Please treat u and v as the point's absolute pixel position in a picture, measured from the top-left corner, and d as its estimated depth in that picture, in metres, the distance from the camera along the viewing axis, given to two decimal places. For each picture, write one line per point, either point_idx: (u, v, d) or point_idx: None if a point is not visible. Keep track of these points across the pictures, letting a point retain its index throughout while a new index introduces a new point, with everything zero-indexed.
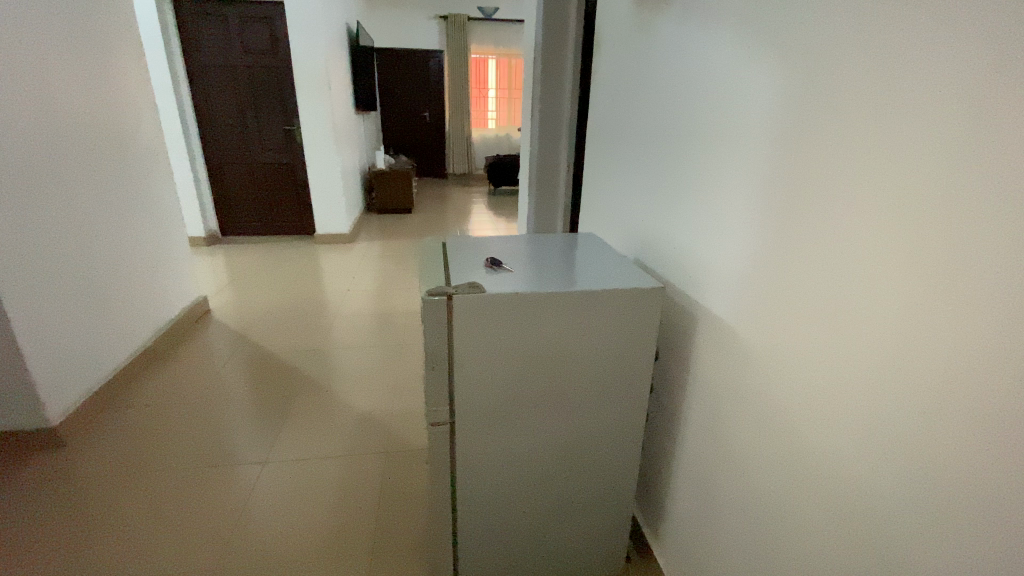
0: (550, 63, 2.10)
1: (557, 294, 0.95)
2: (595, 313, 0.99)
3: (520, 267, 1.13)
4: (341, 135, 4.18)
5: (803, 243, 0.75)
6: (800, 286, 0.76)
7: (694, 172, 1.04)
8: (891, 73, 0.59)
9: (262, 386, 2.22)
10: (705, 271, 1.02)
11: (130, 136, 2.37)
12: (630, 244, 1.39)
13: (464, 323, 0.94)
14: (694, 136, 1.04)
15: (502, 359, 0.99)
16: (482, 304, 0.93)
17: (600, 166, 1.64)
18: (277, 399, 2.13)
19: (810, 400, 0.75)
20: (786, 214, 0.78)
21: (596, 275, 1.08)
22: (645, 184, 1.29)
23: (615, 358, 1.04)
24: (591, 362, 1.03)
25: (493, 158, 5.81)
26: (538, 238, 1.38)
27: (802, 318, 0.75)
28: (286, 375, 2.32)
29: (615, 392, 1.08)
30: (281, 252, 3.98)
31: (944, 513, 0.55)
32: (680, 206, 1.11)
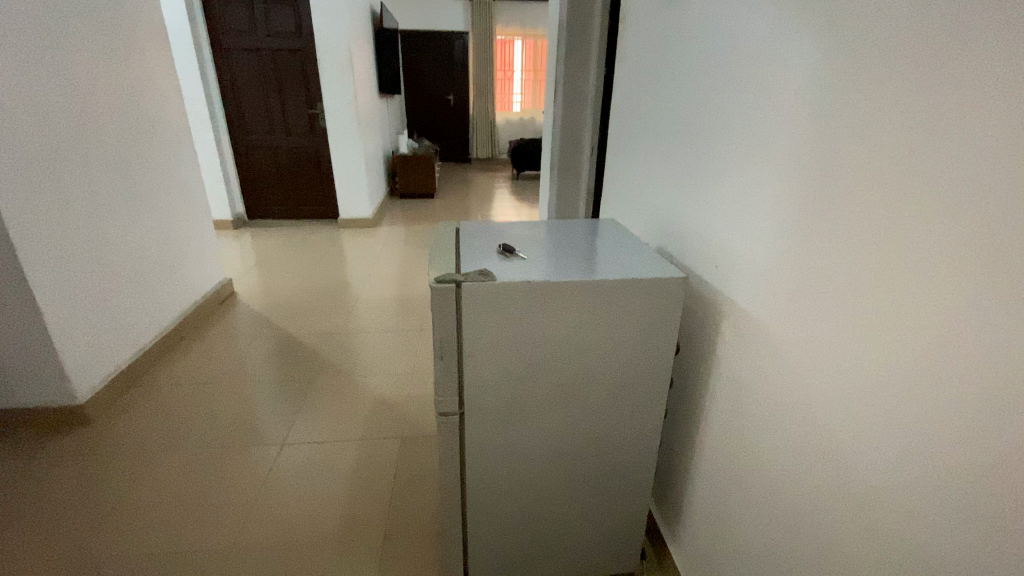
0: (573, 45, 2.02)
1: (571, 283, 0.90)
2: (611, 305, 0.93)
3: (535, 254, 1.08)
4: (364, 119, 4.16)
5: (831, 234, 0.68)
6: (831, 279, 0.69)
7: (720, 155, 0.97)
8: (936, 40, 0.52)
9: (283, 369, 2.24)
10: (731, 261, 0.95)
11: (155, 119, 2.40)
12: (653, 233, 1.33)
13: (473, 312, 0.90)
14: (720, 115, 0.96)
15: (513, 349, 0.95)
16: (492, 293, 0.89)
17: (623, 149, 1.56)
18: (297, 381, 2.15)
19: (834, 406, 0.68)
20: (815, 200, 0.71)
21: (613, 263, 1.02)
22: (669, 169, 1.22)
23: (633, 351, 0.99)
24: (606, 354, 0.99)
25: (517, 142, 5.72)
26: (556, 224, 1.32)
27: (828, 316, 0.69)
28: (307, 357, 2.34)
29: (633, 386, 1.03)
30: (305, 236, 4.01)
31: (980, 538, 0.49)
32: (705, 193, 1.03)
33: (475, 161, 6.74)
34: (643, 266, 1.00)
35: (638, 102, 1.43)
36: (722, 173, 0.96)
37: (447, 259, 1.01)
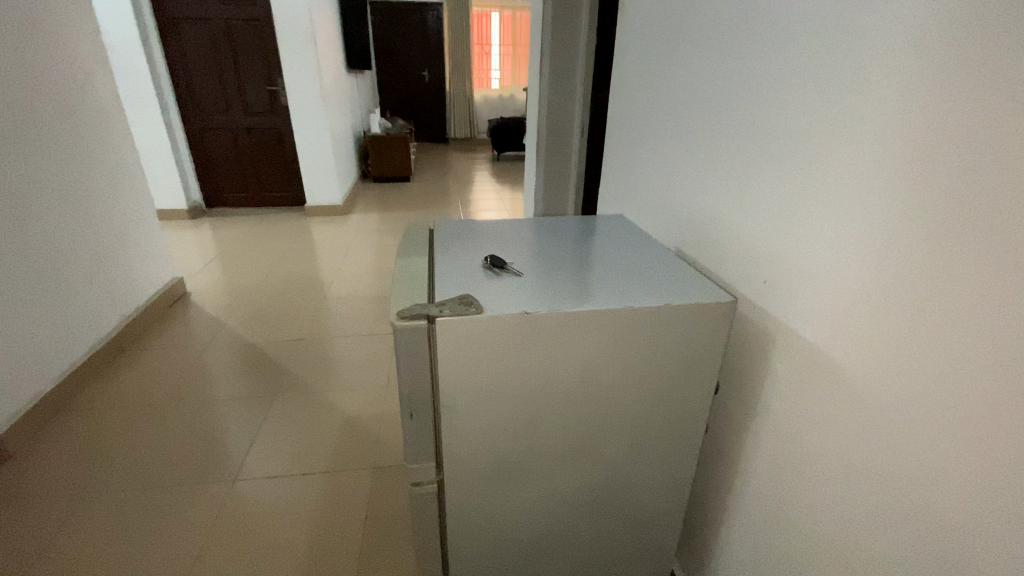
0: (559, 37, 1.78)
1: (586, 313, 0.66)
2: (638, 340, 0.70)
3: (530, 265, 0.83)
4: (331, 96, 3.81)
5: (1012, 258, 0.45)
6: (1018, 332, 0.45)
7: (775, 136, 0.73)
8: None
9: (240, 385, 1.98)
10: (793, 275, 0.72)
11: (78, 97, 2.05)
12: (668, 230, 1.09)
13: (451, 356, 0.66)
14: (776, 82, 0.72)
15: (508, 400, 0.71)
16: (477, 329, 0.64)
17: (625, 128, 1.31)
18: (255, 399, 1.90)
19: (1008, 509, 0.47)
20: (972, 206, 0.48)
21: (635, 278, 0.78)
22: (690, 153, 0.98)
23: (664, 394, 0.76)
24: (629, 400, 0.75)
25: (496, 120, 5.40)
26: (550, 222, 1.07)
27: (1001, 378, 0.47)
28: (267, 369, 2.08)
29: (661, 436, 0.80)
30: (269, 226, 3.68)
31: None
32: (750, 185, 0.80)
33: (453, 141, 6.39)
34: (672, 282, 0.76)
35: (645, 69, 1.17)
36: (778, 160, 0.73)
37: (417, 278, 0.76)
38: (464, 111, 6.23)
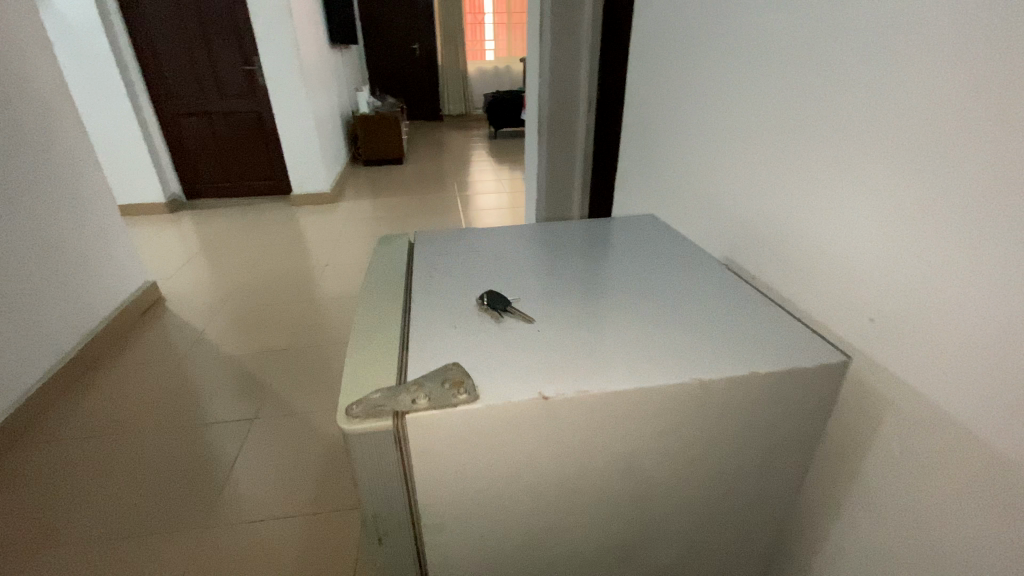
0: None
1: (624, 393, 0.44)
2: (701, 422, 0.47)
3: (535, 295, 0.60)
4: (313, 75, 3.51)
5: None
6: None
7: (902, 108, 0.48)
8: None
9: (219, 402, 1.76)
10: (920, 321, 0.48)
11: (17, 85, 1.78)
12: (709, 233, 0.84)
13: (421, 462, 0.44)
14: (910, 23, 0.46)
15: (515, 511, 0.49)
16: (452, 424, 0.42)
17: (647, 99, 1.05)
18: (235, 421, 1.67)
19: None
20: None
21: (686, 319, 0.55)
22: (744, 133, 0.72)
23: (736, 485, 0.54)
24: (686, 498, 0.53)
25: (493, 95, 5.08)
26: (561, 226, 0.83)
27: None
28: (249, 383, 1.85)
29: (731, 532, 0.58)
30: (254, 218, 3.43)
31: None
32: (848, 182, 0.55)
33: (448, 118, 6.05)
34: (742, 326, 0.53)
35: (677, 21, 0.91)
36: (904, 143, 0.48)
37: (380, 330, 0.53)
38: (458, 85, 5.87)
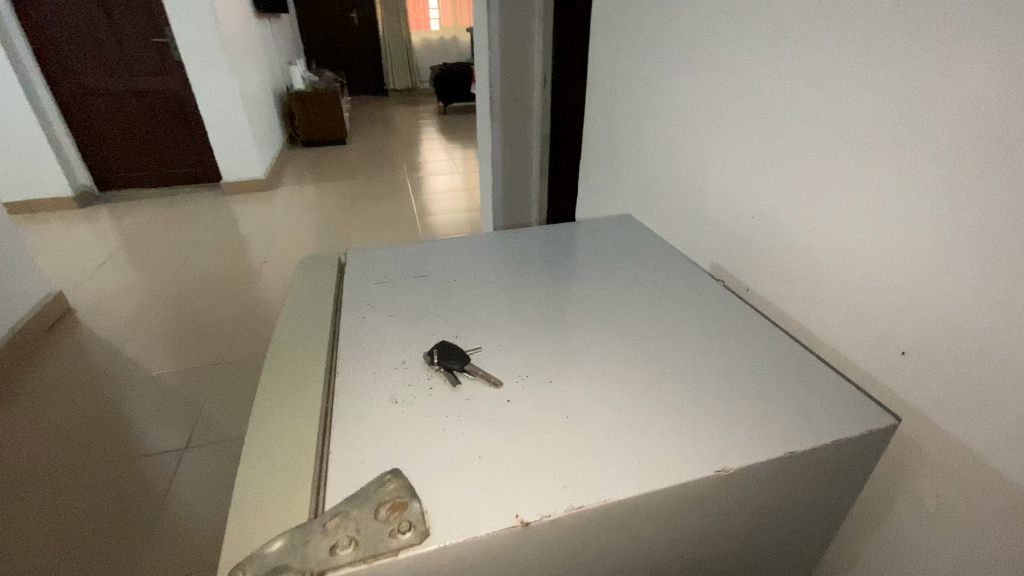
0: None
1: (629, 502, 0.32)
2: (729, 511, 0.37)
3: (512, 338, 0.47)
4: (240, 48, 3.14)
5: None
6: None
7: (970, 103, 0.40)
8: None
9: (137, 414, 1.49)
10: (971, 352, 0.42)
11: None
12: (697, 238, 0.77)
13: None
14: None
15: None
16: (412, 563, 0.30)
17: (618, 78, 0.94)
18: (158, 433, 1.42)
19: None
20: None
21: (704, 367, 0.44)
22: (747, 121, 0.63)
23: (770, 562, 0.43)
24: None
25: (440, 67, 4.79)
26: (527, 232, 0.71)
27: None
28: (175, 389, 1.58)
29: None
30: (180, 203, 3.06)
31: None
32: (881, 184, 0.48)
33: (392, 92, 5.69)
34: (767, 369, 0.43)
35: None
36: None
37: (296, 413, 0.39)
38: (403, 58, 5.50)
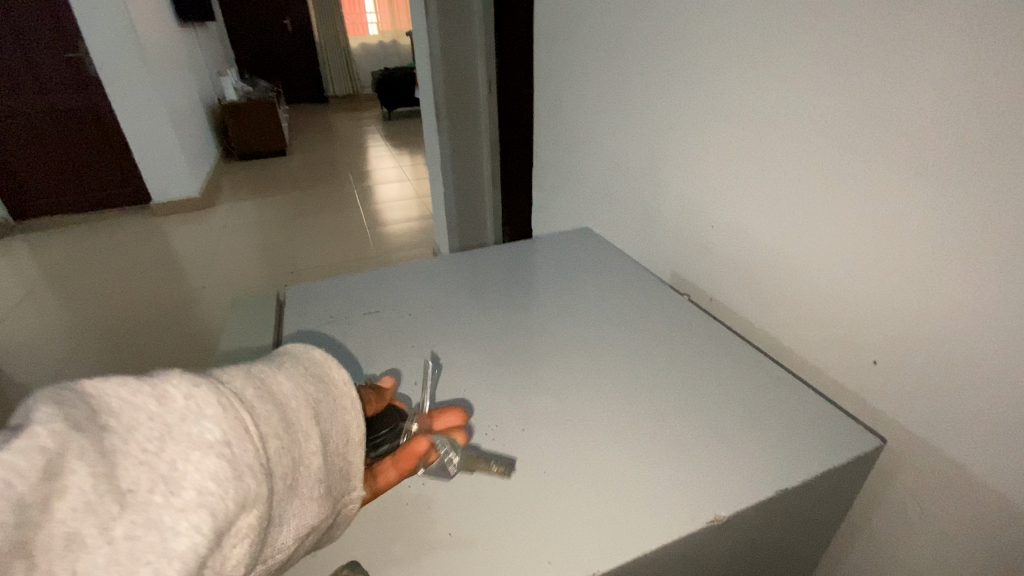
0: None
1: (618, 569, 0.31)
2: (720, 556, 0.36)
3: (477, 384, 0.45)
4: (163, 59, 2.93)
5: None
6: None
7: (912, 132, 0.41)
8: None
9: None
10: (943, 366, 0.42)
11: None
12: (657, 250, 0.76)
13: None
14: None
15: None
16: None
17: (565, 87, 0.92)
18: None
19: None
20: None
21: (676, 401, 0.43)
22: (700, 131, 0.62)
23: None
24: None
25: (382, 73, 4.67)
26: (483, 253, 0.68)
27: None
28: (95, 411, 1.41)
29: None
30: (98, 222, 2.80)
31: None
32: (828, 206, 0.49)
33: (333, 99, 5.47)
34: (740, 398, 0.43)
35: None
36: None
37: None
38: (341, 64, 5.32)
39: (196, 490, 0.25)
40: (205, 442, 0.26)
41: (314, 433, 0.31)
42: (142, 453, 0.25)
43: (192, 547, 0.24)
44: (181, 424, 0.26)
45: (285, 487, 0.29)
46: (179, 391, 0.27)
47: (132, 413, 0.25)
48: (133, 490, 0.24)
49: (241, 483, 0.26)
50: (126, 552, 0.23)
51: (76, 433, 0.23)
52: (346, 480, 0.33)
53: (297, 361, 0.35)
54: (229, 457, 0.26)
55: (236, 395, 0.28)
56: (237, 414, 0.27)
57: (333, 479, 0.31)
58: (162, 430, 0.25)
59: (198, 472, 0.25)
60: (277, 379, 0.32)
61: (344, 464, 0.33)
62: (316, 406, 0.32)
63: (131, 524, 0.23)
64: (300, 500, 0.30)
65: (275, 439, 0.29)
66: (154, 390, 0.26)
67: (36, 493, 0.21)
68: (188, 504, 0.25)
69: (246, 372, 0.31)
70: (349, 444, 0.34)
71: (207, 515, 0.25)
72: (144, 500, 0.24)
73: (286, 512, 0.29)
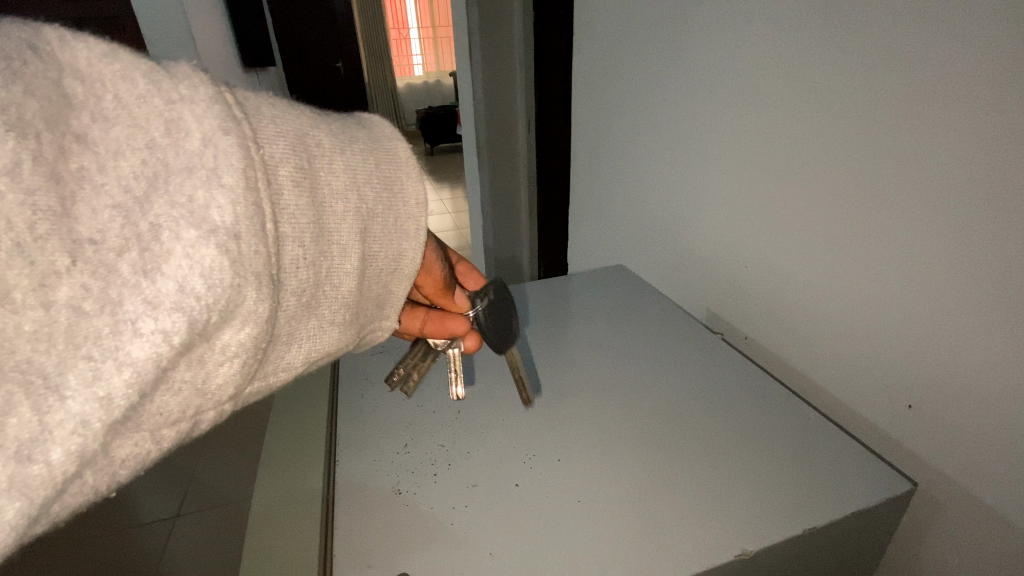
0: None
1: None
2: None
3: (519, 414, 0.48)
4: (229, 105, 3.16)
5: None
6: None
7: (939, 191, 0.43)
8: None
9: None
10: (986, 412, 0.42)
11: None
12: (691, 288, 0.77)
13: None
14: (960, 61, 0.40)
15: None
16: None
17: (604, 133, 0.97)
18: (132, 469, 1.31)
19: None
20: None
21: (712, 437, 0.45)
22: (738, 175, 0.64)
23: None
24: None
25: (426, 111, 4.90)
26: (525, 288, 0.72)
27: None
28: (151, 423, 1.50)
29: None
30: None
31: None
32: (859, 253, 0.50)
33: None
34: (775, 437, 0.44)
35: (641, 39, 0.81)
36: None
37: (297, 498, 0.42)
38: (388, 102, 5.61)
39: (178, 284, 0.25)
40: (210, 226, 0.25)
41: (352, 252, 0.35)
42: (123, 188, 0.24)
43: (156, 358, 0.24)
44: (190, 191, 0.25)
45: (296, 296, 0.33)
46: (199, 138, 0.26)
47: (124, 136, 0.25)
48: (95, 243, 0.23)
49: (236, 294, 0.27)
50: (73, 323, 0.22)
51: (45, 146, 0.22)
52: (366, 306, 0.40)
53: (366, 148, 0.38)
54: (229, 247, 0.26)
55: (263, 183, 0.28)
56: (257, 201, 0.27)
57: (349, 297, 0.36)
58: (155, 175, 0.25)
59: (184, 250, 0.25)
60: (327, 166, 0.34)
61: (376, 289, 0.40)
62: (360, 223, 0.36)
63: (81, 284, 0.22)
64: (310, 313, 0.34)
65: (291, 240, 0.31)
66: (167, 121, 0.26)
67: (45, 262, 0.22)
68: (167, 308, 0.24)
69: (285, 140, 0.32)
70: (393, 271, 0.40)
71: (185, 324, 0.25)
72: (106, 256, 0.23)
73: (294, 324, 0.34)
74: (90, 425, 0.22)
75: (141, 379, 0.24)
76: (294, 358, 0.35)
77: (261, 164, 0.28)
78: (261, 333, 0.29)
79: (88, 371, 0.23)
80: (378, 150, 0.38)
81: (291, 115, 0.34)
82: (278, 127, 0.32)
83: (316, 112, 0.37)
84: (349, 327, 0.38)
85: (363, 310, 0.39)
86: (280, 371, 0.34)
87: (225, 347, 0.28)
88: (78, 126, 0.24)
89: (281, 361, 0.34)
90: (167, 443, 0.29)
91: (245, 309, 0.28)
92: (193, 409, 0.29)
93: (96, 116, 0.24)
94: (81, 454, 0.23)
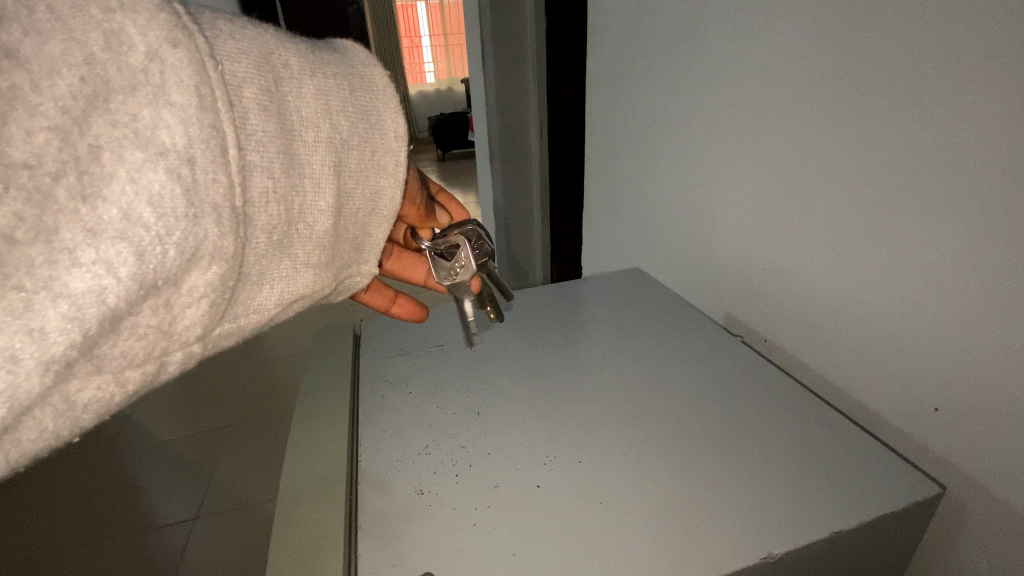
0: None
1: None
2: None
3: (539, 412, 0.49)
4: None
5: None
6: None
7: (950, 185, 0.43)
8: None
9: (123, 445, 1.42)
10: (1008, 411, 0.41)
11: None
12: (710, 289, 0.77)
13: None
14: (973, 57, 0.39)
15: None
16: None
17: (617, 135, 0.97)
18: (149, 468, 1.33)
19: None
20: None
21: (732, 435, 0.45)
22: (754, 171, 0.64)
23: None
24: None
25: (439, 117, 4.90)
26: (545, 291, 0.72)
27: None
28: (163, 417, 1.52)
29: None
30: None
31: None
32: (874, 249, 0.50)
33: None
34: (799, 439, 0.44)
35: (656, 39, 0.80)
36: None
37: (306, 483, 0.43)
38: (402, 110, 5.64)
39: (122, 212, 0.26)
40: (158, 147, 0.27)
41: (327, 188, 0.38)
42: (61, 108, 0.25)
43: (98, 290, 0.26)
44: (134, 110, 0.27)
45: (267, 232, 0.35)
46: (144, 52, 0.27)
47: (59, 50, 0.25)
48: (30, 168, 0.24)
49: (193, 227, 0.29)
50: (4, 253, 0.23)
51: None
52: (346, 246, 0.43)
53: (339, 71, 0.39)
54: (176, 171, 0.28)
55: (220, 102, 0.29)
56: (211, 120, 0.29)
57: (324, 237, 0.39)
58: (93, 93, 0.26)
59: (128, 177, 0.26)
60: (297, 87, 0.36)
61: (354, 231, 0.43)
62: (333, 153, 0.38)
63: (14, 213, 0.23)
64: (282, 254, 0.37)
65: (258, 169, 0.33)
66: (107, 32, 0.27)
67: None
68: (110, 237, 0.26)
69: (249, 58, 0.33)
70: (373, 211, 0.43)
71: (131, 256, 0.27)
72: (42, 179, 0.24)
73: (265, 265, 0.36)
74: (18, 360, 0.24)
75: (81, 313, 0.25)
76: (266, 301, 0.37)
77: (217, 81, 0.29)
78: (229, 274, 0.32)
79: (19, 303, 0.24)
80: (353, 74, 0.40)
81: (251, 30, 0.35)
82: (238, 43, 0.33)
83: (286, 35, 0.38)
84: (324, 269, 0.41)
85: (341, 250, 0.42)
86: (250, 315, 0.37)
87: (193, 288, 0.30)
88: (9, 39, 0.24)
89: (255, 301, 0.37)
90: (133, 387, 0.30)
91: (207, 250, 0.30)
92: (157, 352, 0.30)
93: (29, 29, 0.24)
94: (11, 397, 0.24)
